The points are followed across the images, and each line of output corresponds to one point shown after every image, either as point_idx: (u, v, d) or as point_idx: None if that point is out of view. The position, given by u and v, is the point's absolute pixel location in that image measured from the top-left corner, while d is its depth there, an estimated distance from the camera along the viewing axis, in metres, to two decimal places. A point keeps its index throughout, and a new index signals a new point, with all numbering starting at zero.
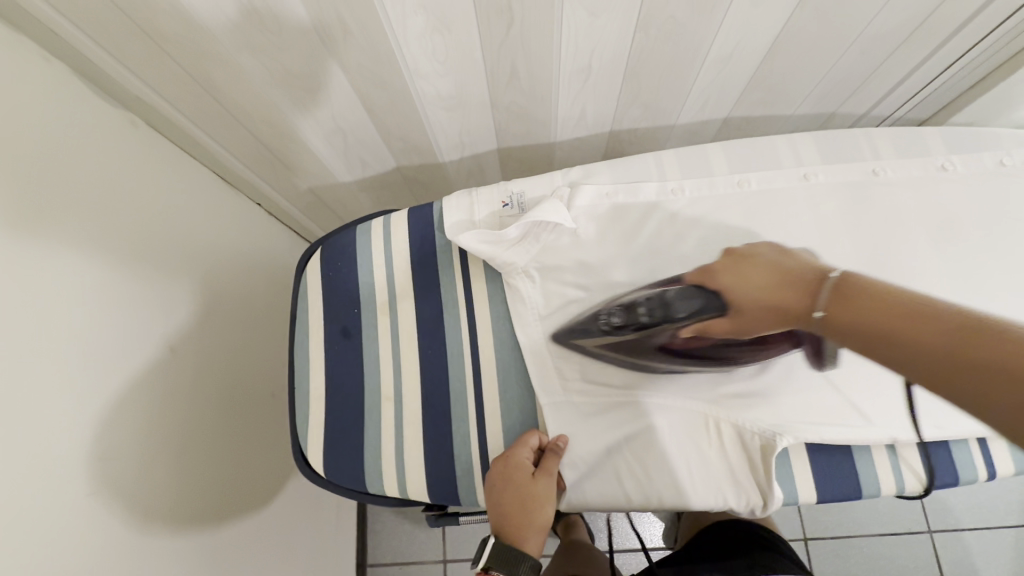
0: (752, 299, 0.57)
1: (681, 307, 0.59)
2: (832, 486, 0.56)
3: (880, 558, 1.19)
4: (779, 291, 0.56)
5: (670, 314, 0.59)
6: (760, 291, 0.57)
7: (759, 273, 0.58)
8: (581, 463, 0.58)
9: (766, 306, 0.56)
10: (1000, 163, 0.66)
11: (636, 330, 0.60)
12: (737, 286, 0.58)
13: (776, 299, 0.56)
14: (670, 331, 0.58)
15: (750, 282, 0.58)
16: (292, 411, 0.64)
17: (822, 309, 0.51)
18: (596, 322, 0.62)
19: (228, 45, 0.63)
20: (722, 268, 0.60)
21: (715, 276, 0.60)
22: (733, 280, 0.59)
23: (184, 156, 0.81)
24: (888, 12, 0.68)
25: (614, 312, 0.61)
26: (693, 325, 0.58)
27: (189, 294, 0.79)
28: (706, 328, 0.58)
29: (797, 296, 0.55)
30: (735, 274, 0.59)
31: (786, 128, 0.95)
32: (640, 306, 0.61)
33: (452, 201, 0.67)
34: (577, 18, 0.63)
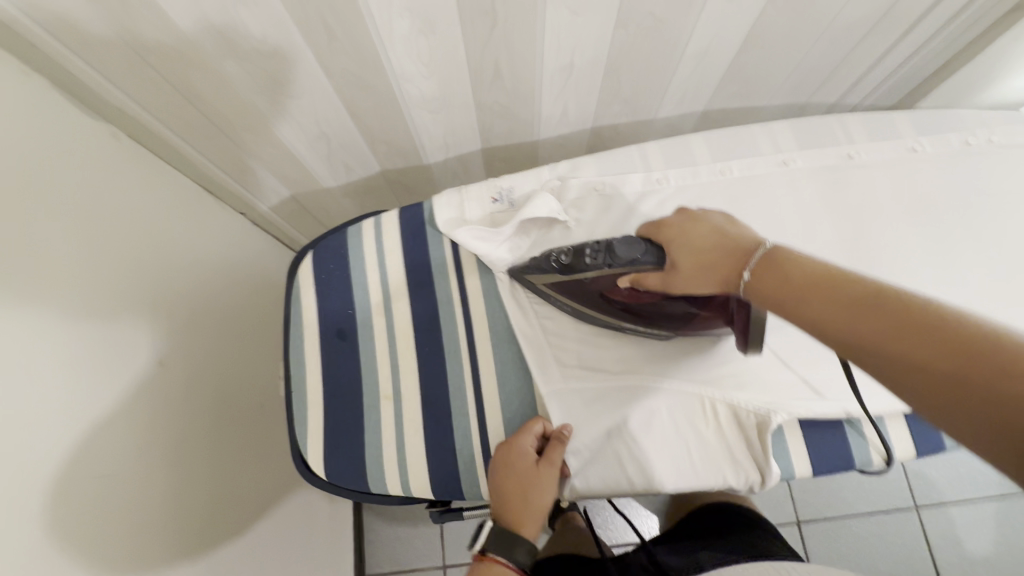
0: (695, 261, 0.50)
1: (624, 254, 0.54)
2: (826, 458, 0.58)
3: (870, 536, 1.22)
4: (716, 255, 0.48)
5: (612, 261, 0.55)
6: (700, 248, 0.50)
7: (701, 233, 0.51)
8: (583, 449, 0.59)
9: (707, 268, 0.49)
10: (965, 143, 0.69)
11: (584, 273, 0.57)
12: (679, 239, 0.52)
13: (714, 266, 0.48)
14: (609, 280, 0.57)
15: (691, 239, 0.51)
16: (289, 417, 0.63)
17: (749, 276, 0.44)
18: (549, 261, 0.61)
19: (212, 54, 0.63)
20: (668, 222, 0.54)
21: (663, 230, 0.54)
22: (676, 233, 0.52)
23: (163, 167, 0.80)
24: (855, 3, 0.71)
25: (565, 252, 0.59)
26: (627, 277, 0.55)
27: (174, 307, 0.77)
28: (638, 281, 0.54)
29: (732, 257, 0.47)
30: (678, 227, 0.53)
31: (761, 119, 0.98)
32: (586, 250, 0.57)
33: (443, 199, 0.68)
34: (560, 16, 0.65)
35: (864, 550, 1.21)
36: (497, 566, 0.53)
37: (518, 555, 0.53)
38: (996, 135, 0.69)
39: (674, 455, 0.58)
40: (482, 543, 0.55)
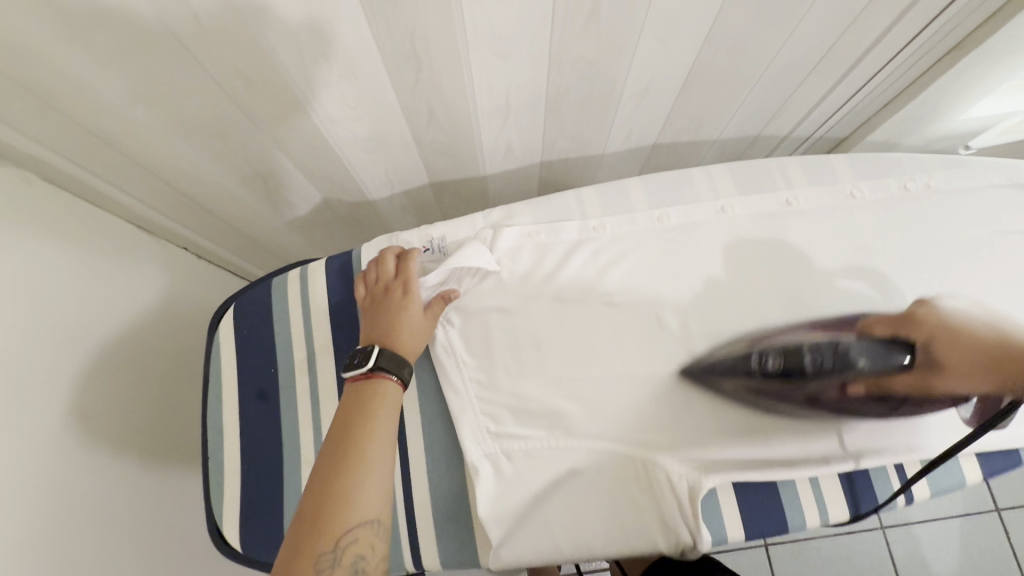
0: (959, 361, 0.55)
1: (860, 360, 0.58)
2: (757, 522, 0.56)
3: (839, 560, 1.21)
4: (994, 354, 0.54)
5: (842, 368, 0.58)
6: (976, 351, 0.54)
7: (965, 334, 0.56)
8: (509, 515, 0.57)
9: (973, 368, 0.54)
10: (905, 187, 0.67)
11: (809, 375, 0.58)
12: (944, 338, 0.56)
13: (1002, 364, 0.52)
14: (838, 384, 0.57)
15: (959, 341, 0.56)
16: (206, 484, 0.61)
17: None
18: (752, 363, 0.60)
19: (120, 100, 0.59)
20: (918, 321, 0.59)
21: (906, 333, 0.58)
22: (934, 334, 0.57)
23: (89, 209, 0.76)
24: (792, 45, 0.69)
25: (774, 356, 0.60)
26: (864, 381, 0.57)
27: (93, 355, 0.73)
28: (881, 385, 0.56)
29: (1011, 359, 0.52)
30: (936, 328, 0.58)
31: (714, 152, 0.97)
32: (806, 354, 0.59)
33: (372, 249, 0.66)
34: (486, 61, 0.63)
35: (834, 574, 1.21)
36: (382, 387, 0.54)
37: (408, 374, 0.56)
38: (934, 180, 0.68)
39: (602, 521, 0.57)
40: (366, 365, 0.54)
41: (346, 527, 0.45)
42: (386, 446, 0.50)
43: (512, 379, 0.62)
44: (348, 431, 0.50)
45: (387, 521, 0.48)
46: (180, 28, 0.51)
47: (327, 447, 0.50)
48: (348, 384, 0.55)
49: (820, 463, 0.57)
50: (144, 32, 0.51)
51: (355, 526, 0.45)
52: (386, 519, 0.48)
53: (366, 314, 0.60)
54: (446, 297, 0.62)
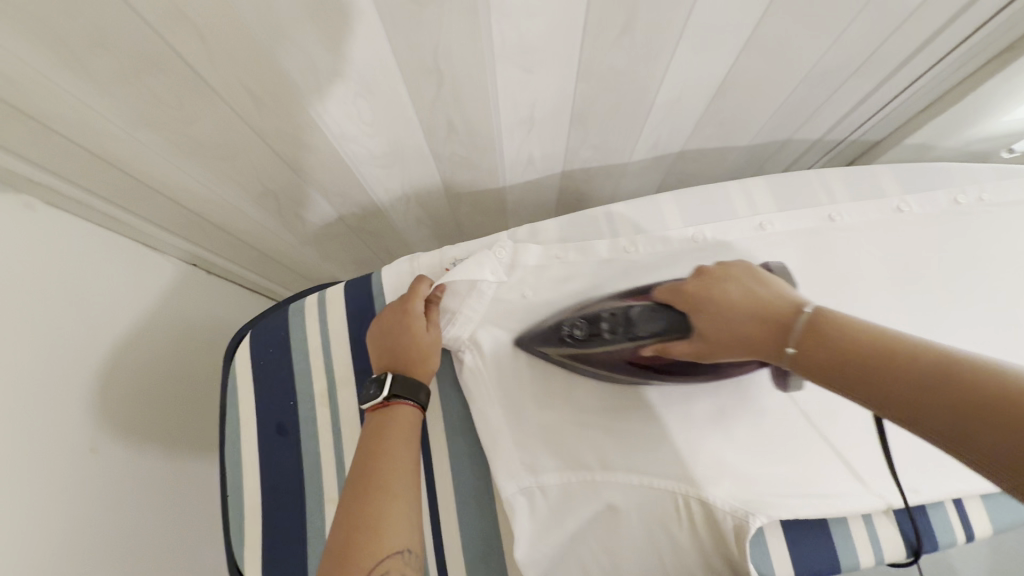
0: (731, 335, 0.48)
1: (646, 327, 0.54)
2: (808, 561, 0.53)
3: None
4: (743, 317, 0.48)
5: (632, 334, 0.54)
6: (737, 314, 0.48)
7: (726, 289, 0.50)
8: (543, 556, 0.54)
9: (739, 343, 0.48)
10: (955, 201, 0.64)
11: (599, 347, 0.55)
12: (708, 302, 0.50)
13: (746, 331, 0.47)
14: (633, 348, 0.54)
15: (721, 304, 0.50)
16: (225, 523, 0.58)
17: (794, 346, 0.43)
18: (559, 332, 0.57)
19: (123, 121, 0.55)
20: (690, 282, 0.53)
21: (684, 296, 0.52)
22: (701, 299, 0.51)
23: (96, 232, 0.73)
24: (835, 49, 0.65)
25: (577, 325, 0.56)
26: (654, 345, 0.54)
27: (103, 382, 0.70)
28: (665, 350, 0.53)
29: (767, 328, 0.46)
30: (701, 285, 0.52)
31: (741, 158, 0.93)
32: (603, 319, 0.55)
33: (392, 273, 0.63)
34: (512, 73, 0.59)
35: None
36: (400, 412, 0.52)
37: (424, 397, 0.54)
38: (987, 193, 0.64)
39: (643, 561, 0.53)
40: (384, 392, 0.52)
41: (377, 556, 0.41)
42: (409, 472, 0.47)
43: (544, 411, 0.58)
44: (368, 462, 0.47)
45: (421, 550, 0.44)
46: (184, 45, 0.47)
47: (348, 481, 0.46)
48: (369, 415, 0.53)
49: (869, 502, 0.54)
50: (144, 49, 0.47)
51: (386, 554, 0.41)
52: (418, 549, 0.43)
53: (370, 336, 0.58)
54: (433, 300, 0.58)
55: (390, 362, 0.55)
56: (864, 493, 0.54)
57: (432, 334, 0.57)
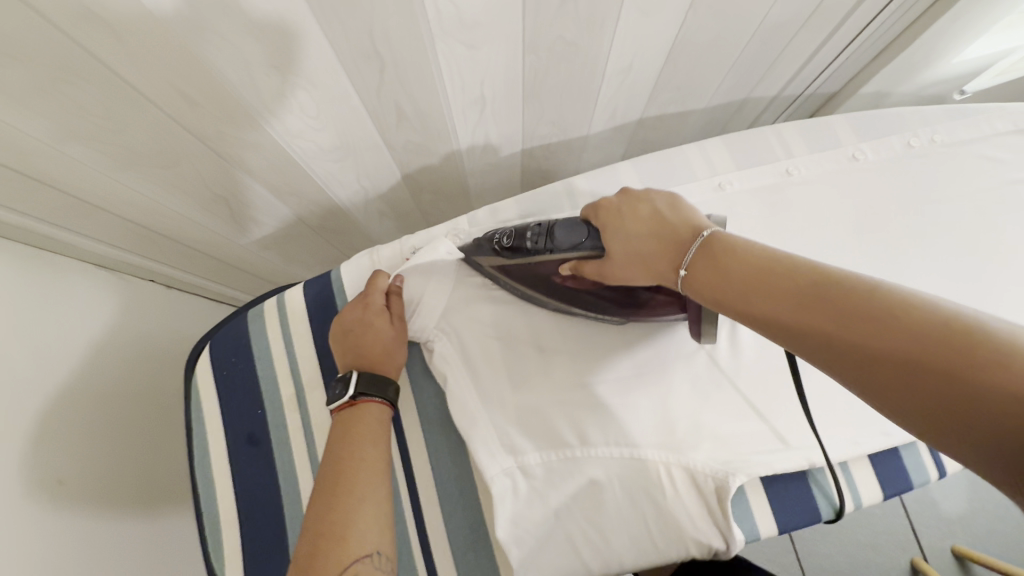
0: (627, 250, 0.49)
1: (566, 240, 0.52)
2: (791, 515, 0.54)
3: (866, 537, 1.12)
4: (648, 242, 0.48)
5: (552, 247, 0.52)
6: (639, 237, 0.49)
7: (639, 217, 0.50)
8: (529, 539, 0.54)
9: (637, 263, 0.49)
10: (908, 144, 0.65)
11: (524, 258, 0.54)
12: (619, 226, 0.51)
13: (648, 252, 0.48)
14: (554, 263, 0.53)
15: (630, 227, 0.50)
16: (202, 541, 0.56)
17: (684, 269, 0.45)
18: (489, 241, 0.56)
19: (47, 136, 0.52)
20: (611, 203, 0.53)
21: (604, 212, 0.52)
22: (615, 218, 0.51)
23: (43, 256, 0.69)
24: (782, 4, 0.65)
25: (505, 234, 0.55)
26: (569, 262, 0.53)
27: (63, 415, 0.67)
28: (579, 267, 0.52)
29: (666, 249, 0.47)
30: (621, 209, 0.52)
31: (699, 122, 0.92)
32: (528, 232, 0.53)
33: (352, 268, 0.61)
34: (456, 51, 0.57)
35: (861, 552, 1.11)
36: (367, 407, 0.51)
37: (393, 392, 0.53)
38: (938, 134, 0.65)
39: (629, 533, 0.53)
40: (349, 390, 0.51)
41: (344, 563, 0.40)
42: (376, 475, 0.47)
43: (518, 392, 0.58)
44: (332, 468, 0.46)
45: (390, 553, 0.43)
46: (102, 50, 0.44)
47: (315, 490, 0.45)
48: (336, 415, 0.52)
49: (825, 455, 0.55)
50: (61, 59, 0.44)
51: (351, 561, 0.40)
52: (388, 553, 0.43)
53: (330, 335, 0.57)
54: (393, 292, 0.57)
55: (352, 360, 0.54)
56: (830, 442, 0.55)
57: (395, 327, 0.56)
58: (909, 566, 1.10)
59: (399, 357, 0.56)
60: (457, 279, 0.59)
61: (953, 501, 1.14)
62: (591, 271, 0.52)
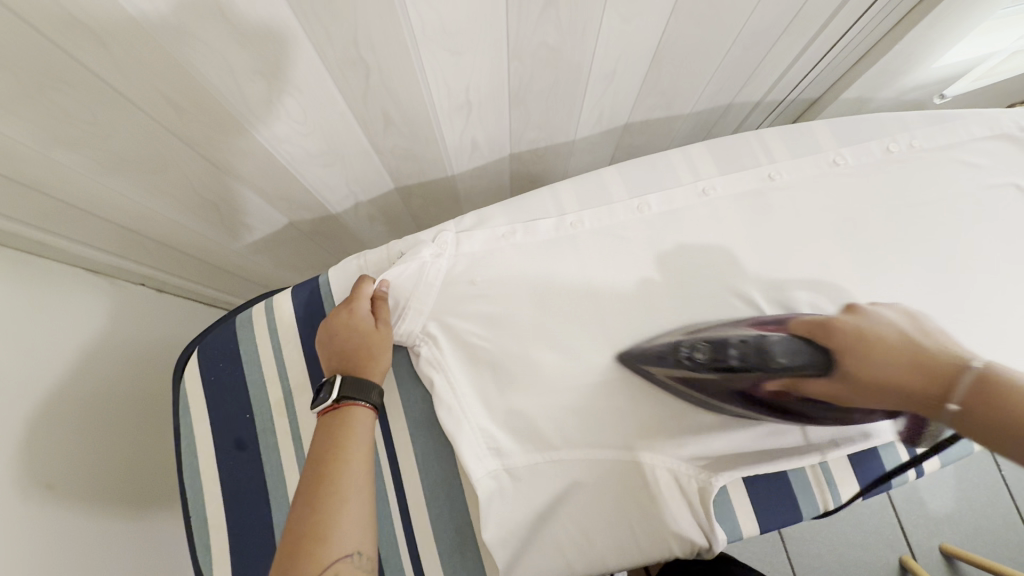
0: (875, 376, 0.43)
1: (786, 360, 0.50)
2: (773, 514, 0.56)
3: (855, 535, 1.13)
4: (895, 358, 0.42)
5: (765, 365, 0.51)
6: (892, 359, 0.42)
7: (883, 339, 0.44)
8: (514, 540, 0.55)
9: (897, 390, 0.41)
10: (887, 150, 0.66)
11: (723, 372, 0.53)
12: (861, 350, 0.45)
13: (897, 380, 0.41)
14: (755, 380, 0.52)
15: (875, 353, 0.44)
16: (190, 545, 0.57)
17: (955, 404, 0.36)
18: (677, 353, 0.56)
19: (33, 142, 0.52)
20: (840, 322, 0.49)
21: (834, 330, 0.48)
22: (851, 339, 0.46)
23: (32, 260, 0.69)
24: (762, 10, 0.66)
25: (699, 347, 0.55)
26: (783, 380, 0.51)
27: (52, 419, 0.67)
28: (794, 385, 0.50)
29: (925, 379, 0.39)
30: (855, 329, 0.47)
31: (687, 126, 0.93)
32: (731, 348, 0.54)
33: (340, 273, 0.62)
34: (439, 57, 0.58)
35: (850, 549, 1.12)
36: (352, 411, 0.51)
37: (377, 396, 0.53)
38: (916, 139, 0.66)
39: (614, 534, 0.54)
40: (332, 394, 0.52)
41: (325, 563, 0.41)
42: (361, 477, 0.47)
43: (504, 395, 0.58)
44: (316, 468, 0.47)
45: (371, 553, 0.44)
46: (87, 56, 0.45)
47: (298, 489, 0.46)
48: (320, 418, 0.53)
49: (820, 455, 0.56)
50: (46, 64, 0.44)
51: (331, 560, 0.41)
52: (368, 553, 0.44)
53: (317, 340, 0.57)
54: (379, 297, 0.58)
55: (338, 365, 0.55)
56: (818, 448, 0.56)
57: (381, 332, 0.56)
58: (899, 565, 1.11)
59: (386, 362, 0.56)
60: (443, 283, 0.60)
61: (942, 500, 1.16)
62: (813, 390, 0.49)
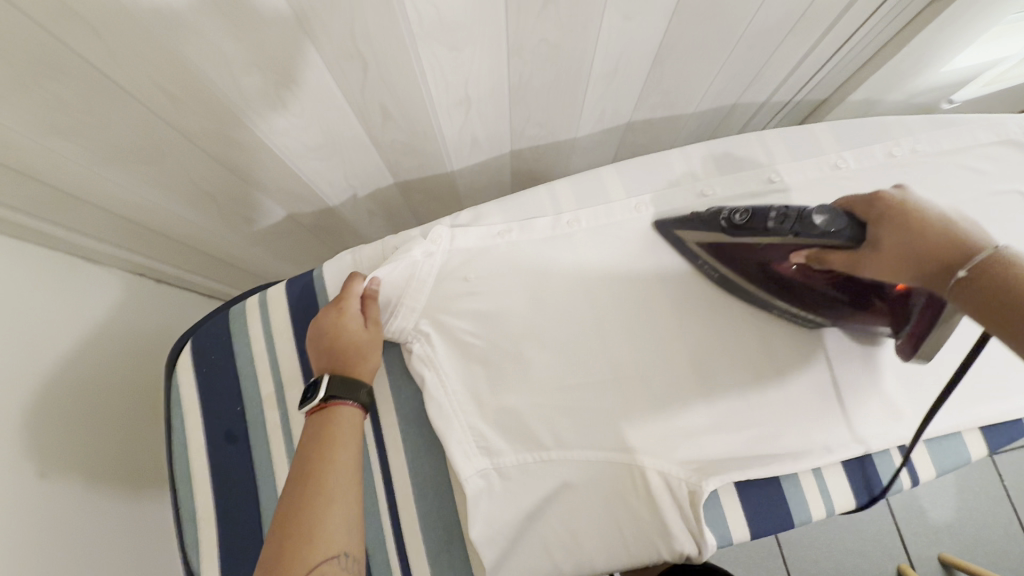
0: (905, 243, 0.47)
1: (822, 228, 0.53)
2: (764, 520, 0.55)
3: (852, 541, 1.12)
4: (929, 235, 0.46)
5: (798, 233, 0.54)
6: (932, 231, 0.46)
7: (927, 213, 0.47)
8: (502, 539, 0.54)
9: (915, 258, 0.46)
10: (891, 154, 0.65)
11: (756, 237, 0.55)
12: (903, 219, 0.48)
13: (921, 254, 0.46)
14: (785, 252, 0.54)
15: (910, 224, 0.47)
16: (178, 536, 0.57)
17: (964, 271, 0.41)
18: (713, 217, 0.58)
19: (27, 130, 0.52)
20: (886, 196, 0.51)
21: (880, 204, 0.50)
22: (896, 210, 0.49)
23: (31, 248, 0.70)
24: (767, 9, 0.65)
25: (740, 211, 0.56)
26: (806, 253, 0.53)
27: (48, 408, 0.67)
28: (819, 258, 0.52)
29: (948, 250, 0.44)
30: (899, 204, 0.49)
31: (691, 125, 0.92)
32: (771, 214, 0.53)
33: (335, 267, 0.62)
34: (438, 52, 0.57)
35: (846, 554, 1.11)
36: (340, 410, 0.51)
37: (365, 395, 0.53)
38: (920, 144, 0.65)
39: (603, 536, 0.54)
40: (322, 394, 0.52)
41: (311, 564, 0.41)
42: (349, 476, 0.47)
43: (496, 394, 0.58)
44: (304, 468, 0.47)
45: (359, 553, 0.44)
46: (81, 45, 0.45)
47: (288, 488, 0.46)
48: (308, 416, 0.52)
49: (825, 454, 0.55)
50: (39, 54, 0.44)
51: (318, 562, 0.41)
52: (354, 554, 0.44)
53: (307, 336, 0.57)
54: (369, 294, 0.57)
55: (326, 363, 0.55)
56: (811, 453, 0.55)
57: (370, 330, 0.56)
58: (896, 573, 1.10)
59: (376, 361, 0.56)
60: (436, 282, 0.59)
61: (942, 509, 1.14)
62: (836, 261, 0.52)
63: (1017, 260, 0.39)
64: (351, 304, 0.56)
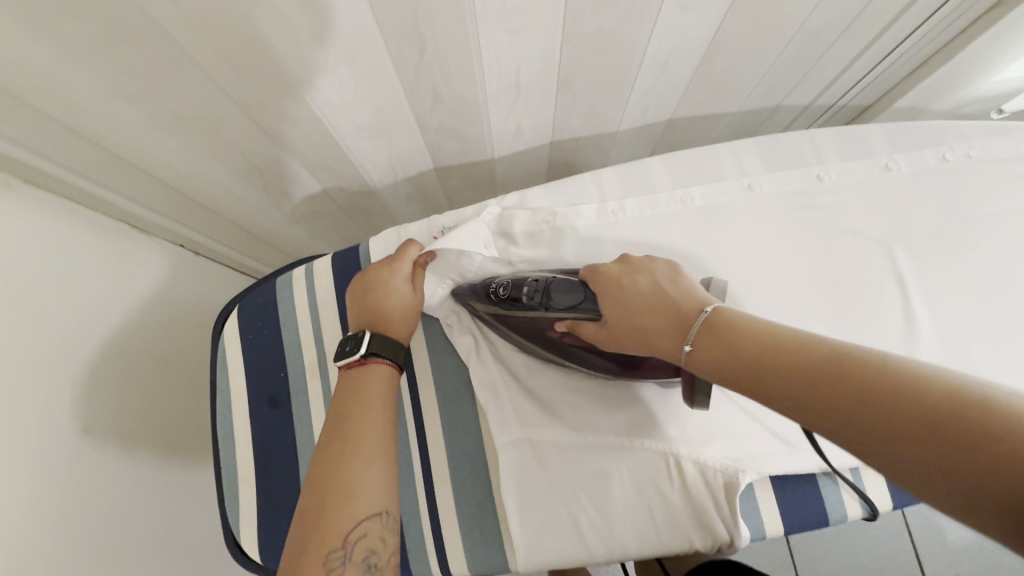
0: (629, 316, 0.48)
1: (564, 300, 0.53)
2: (799, 516, 0.55)
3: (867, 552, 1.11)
4: (644, 309, 0.48)
5: (548, 303, 0.53)
6: (642, 305, 0.48)
7: (640, 285, 0.49)
8: (535, 515, 0.55)
9: (644, 329, 0.47)
10: (943, 158, 0.65)
11: (519, 312, 0.55)
12: (618, 293, 0.50)
13: (651, 323, 0.47)
14: (547, 319, 0.54)
15: (631, 297, 0.49)
16: (219, 496, 0.58)
17: (689, 345, 0.43)
18: (488, 290, 0.57)
19: (95, 92, 0.53)
20: (609, 272, 0.52)
21: (600, 278, 0.52)
22: (613, 286, 0.51)
23: (85, 213, 0.72)
24: (825, 7, 0.64)
25: (502, 284, 0.56)
26: (566, 321, 0.53)
27: (95, 367, 0.69)
28: (576, 327, 0.52)
29: (677, 321, 0.45)
30: (615, 278, 0.51)
31: (732, 125, 0.92)
32: (525, 285, 0.55)
33: (381, 242, 0.63)
34: (496, 35, 0.58)
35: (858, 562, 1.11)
36: (375, 369, 0.52)
37: (402, 356, 0.54)
38: (974, 150, 0.65)
39: (636, 523, 0.54)
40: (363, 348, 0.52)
41: (354, 520, 0.42)
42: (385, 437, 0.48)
43: (534, 373, 0.59)
44: (339, 427, 0.47)
45: (395, 512, 0.45)
46: (159, 12, 0.46)
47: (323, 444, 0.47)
48: (342, 371, 0.53)
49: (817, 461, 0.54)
50: (117, 17, 0.46)
51: (359, 519, 0.42)
52: (394, 511, 0.45)
53: (350, 293, 0.57)
54: (420, 264, 0.58)
55: (365, 319, 0.55)
56: (795, 456, 0.54)
57: (411, 297, 0.57)
58: None
59: (410, 327, 0.56)
60: (480, 264, 0.60)
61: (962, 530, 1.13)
62: (587, 334, 0.52)
63: (724, 324, 0.42)
64: (400, 268, 0.57)
